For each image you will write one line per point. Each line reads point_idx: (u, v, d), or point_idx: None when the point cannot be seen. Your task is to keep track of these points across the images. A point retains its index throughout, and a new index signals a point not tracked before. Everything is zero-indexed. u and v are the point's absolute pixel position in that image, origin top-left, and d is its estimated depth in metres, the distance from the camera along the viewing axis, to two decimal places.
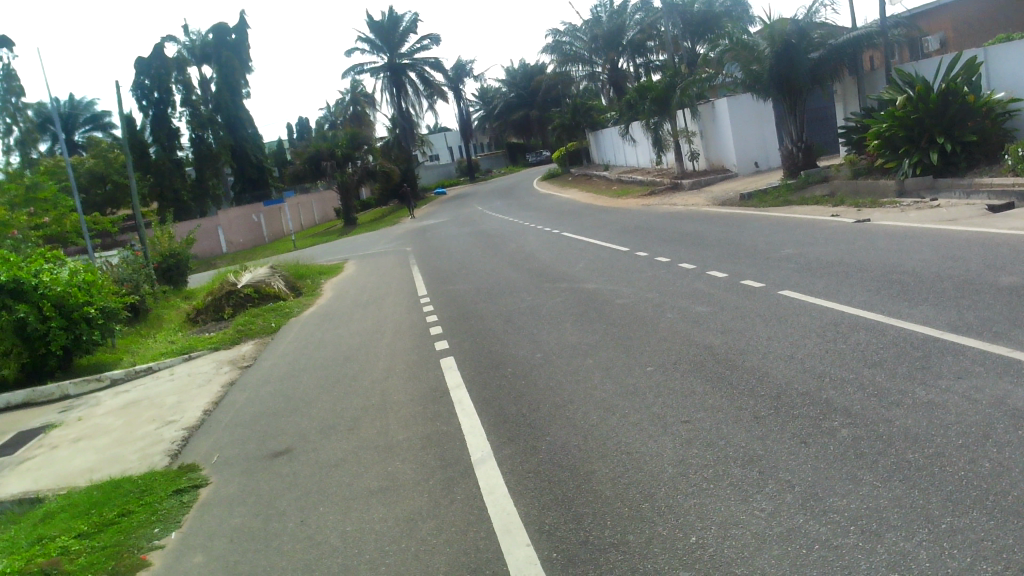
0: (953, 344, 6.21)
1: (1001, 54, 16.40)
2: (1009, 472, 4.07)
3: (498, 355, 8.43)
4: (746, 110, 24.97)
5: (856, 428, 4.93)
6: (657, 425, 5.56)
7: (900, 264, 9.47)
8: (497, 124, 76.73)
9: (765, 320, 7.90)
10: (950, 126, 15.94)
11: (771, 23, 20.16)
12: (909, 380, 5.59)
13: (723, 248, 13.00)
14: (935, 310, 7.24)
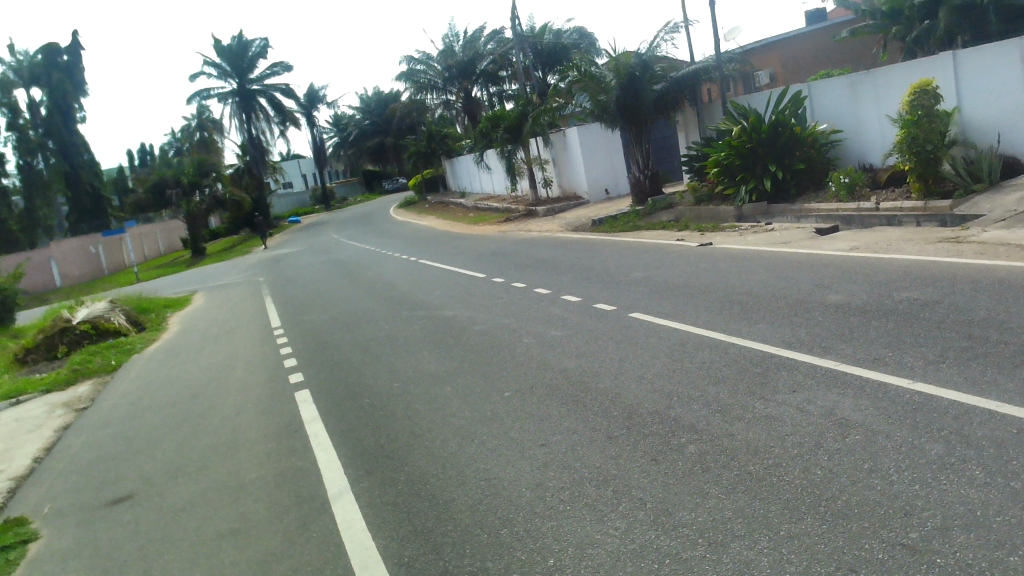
0: (788, 360, 6.60)
1: (822, 89, 17.75)
2: (839, 479, 4.35)
3: (354, 386, 8.28)
4: (595, 139, 25.81)
5: (702, 443, 5.15)
6: (515, 450, 5.61)
7: (740, 285, 10.02)
8: (352, 151, 75.96)
9: (616, 342, 8.14)
10: (781, 155, 17.08)
11: (616, 56, 20.93)
12: (749, 396, 5.90)
13: (576, 273, 13.36)
14: (772, 328, 7.70)
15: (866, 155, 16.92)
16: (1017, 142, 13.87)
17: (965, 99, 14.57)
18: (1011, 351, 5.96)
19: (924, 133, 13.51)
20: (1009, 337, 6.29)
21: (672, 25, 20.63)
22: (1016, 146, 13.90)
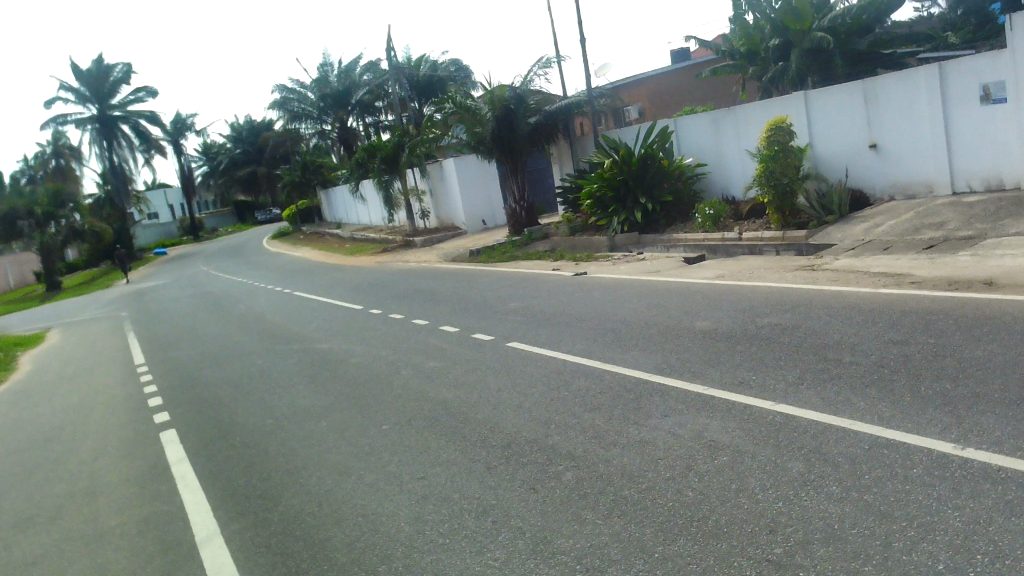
0: (660, 386, 6.81)
1: (687, 125, 18.58)
2: (709, 499, 4.51)
3: (225, 424, 7.96)
4: (472, 170, 26.03)
5: (579, 470, 5.22)
6: (393, 485, 5.53)
7: (614, 314, 10.28)
8: (222, 180, 73.67)
9: (494, 372, 8.18)
10: (650, 187, 17.73)
11: (491, 89, 21.25)
12: (624, 422, 6.03)
13: (454, 303, 13.36)
14: (645, 355, 7.93)
15: (729, 188, 17.80)
16: (863, 177, 14.93)
17: (816, 136, 15.59)
18: (861, 371, 6.36)
19: (780, 167, 14.31)
20: (860, 358, 6.71)
21: (544, 60, 21.14)
22: (862, 180, 14.97)
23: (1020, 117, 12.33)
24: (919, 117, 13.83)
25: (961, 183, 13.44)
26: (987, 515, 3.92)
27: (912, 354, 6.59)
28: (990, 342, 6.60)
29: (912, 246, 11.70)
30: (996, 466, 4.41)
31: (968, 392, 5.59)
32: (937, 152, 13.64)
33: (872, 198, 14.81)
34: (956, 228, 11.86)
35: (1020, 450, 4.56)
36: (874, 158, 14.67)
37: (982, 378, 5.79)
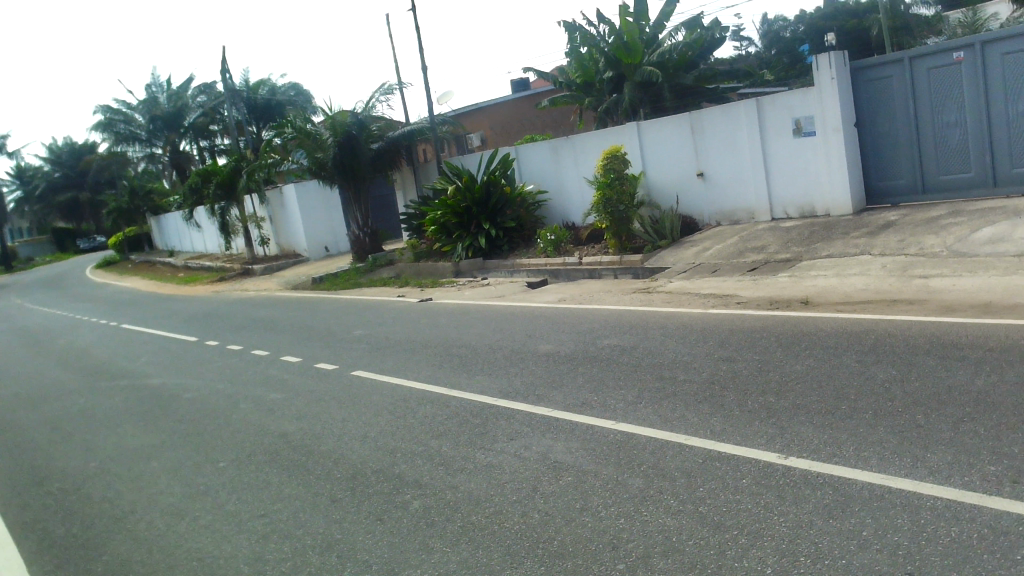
0: (505, 410, 6.86)
1: (528, 152, 19.01)
2: (554, 520, 4.59)
3: (41, 470, 7.33)
4: (313, 196, 25.50)
5: (426, 498, 5.17)
6: (231, 525, 5.27)
7: (459, 339, 10.31)
8: (38, 206, 68.50)
9: (338, 402, 7.99)
10: (493, 214, 17.99)
11: (332, 114, 20.93)
12: (470, 447, 6.03)
13: (297, 332, 12.98)
14: (490, 379, 7.98)
15: (569, 214, 18.35)
16: (691, 204, 15.80)
17: (648, 164, 16.37)
18: (695, 388, 6.68)
19: (616, 194, 14.86)
20: (692, 376, 7.05)
21: (386, 86, 21.08)
22: (691, 207, 15.83)
23: (827, 149, 13.43)
24: (739, 148, 14.79)
25: (778, 210, 14.46)
26: (809, 518, 4.20)
27: (739, 371, 6.97)
28: (808, 357, 7.11)
29: (737, 268, 12.46)
30: (815, 472, 4.74)
31: (789, 404, 5.98)
32: (757, 181, 14.63)
33: (701, 223, 15.69)
34: (775, 251, 12.73)
35: (835, 456, 4.93)
36: (702, 187, 15.56)
37: (802, 390, 6.22)
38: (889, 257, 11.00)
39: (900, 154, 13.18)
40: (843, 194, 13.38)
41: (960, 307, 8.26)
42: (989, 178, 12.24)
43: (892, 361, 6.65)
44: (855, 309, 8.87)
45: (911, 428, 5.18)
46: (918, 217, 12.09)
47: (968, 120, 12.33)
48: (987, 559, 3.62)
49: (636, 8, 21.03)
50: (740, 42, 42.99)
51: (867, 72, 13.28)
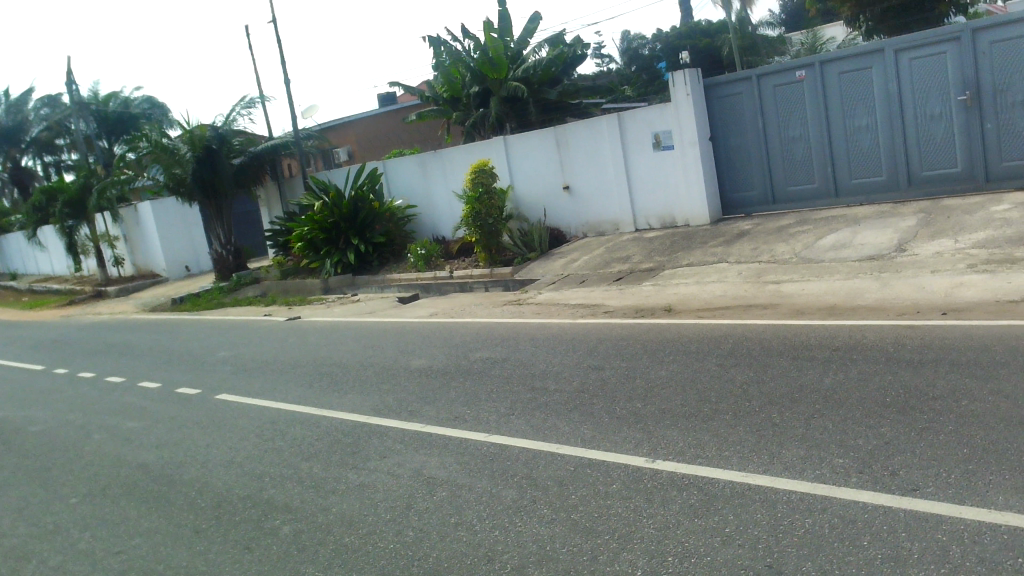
0: (377, 427, 6.77)
1: (395, 167, 18.90)
2: (429, 536, 4.56)
3: None
4: (170, 214, 24.43)
5: (296, 523, 5.02)
6: (85, 564, 4.95)
7: (329, 357, 10.08)
8: None
9: (201, 427, 7.65)
10: (361, 229, 17.74)
11: (190, 128, 19.99)
12: (342, 467, 5.92)
13: (156, 356, 12.36)
14: (361, 397, 7.85)
15: (439, 228, 18.36)
16: (559, 217, 16.12)
17: (516, 178, 16.59)
18: (565, 397, 6.80)
19: (485, 208, 14.96)
20: (563, 386, 7.17)
21: (247, 99, 20.44)
22: (558, 220, 16.15)
23: (685, 163, 14.01)
24: (603, 162, 15.21)
25: (641, 221, 14.95)
26: (676, 519, 4.34)
27: (607, 378, 7.15)
28: (671, 363, 7.37)
29: (604, 279, 12.80)
30: (681, 474, 4.91)
31: (654, 409, 6.18)
32: (620, 194, 15.08)
33: (568, 235, 16.03)
34: (640, 261, 13.16)
35: (699, 456, 5.12)
36: (568, 200, 15.91)
37: (666, 395, 6.43)
38: (744, 264, 11.57)
39: (751, 166, 13.90)
40: (700, 205, 13.98)
41: (809, 310, 8.77)
42: (831, 188, 13.07)
43: (749, 364, 6.97)
44: (713, 315, 9.28)
45: (767, 427, 5.45)
46: (769, 227, 12.78)
47: (811, 134, 13.13)
48: (838, 547, 3.85)
49: (499, 24, 21.26)
50: (602, 59, 44.27)
51: (719, 89, 13.94)
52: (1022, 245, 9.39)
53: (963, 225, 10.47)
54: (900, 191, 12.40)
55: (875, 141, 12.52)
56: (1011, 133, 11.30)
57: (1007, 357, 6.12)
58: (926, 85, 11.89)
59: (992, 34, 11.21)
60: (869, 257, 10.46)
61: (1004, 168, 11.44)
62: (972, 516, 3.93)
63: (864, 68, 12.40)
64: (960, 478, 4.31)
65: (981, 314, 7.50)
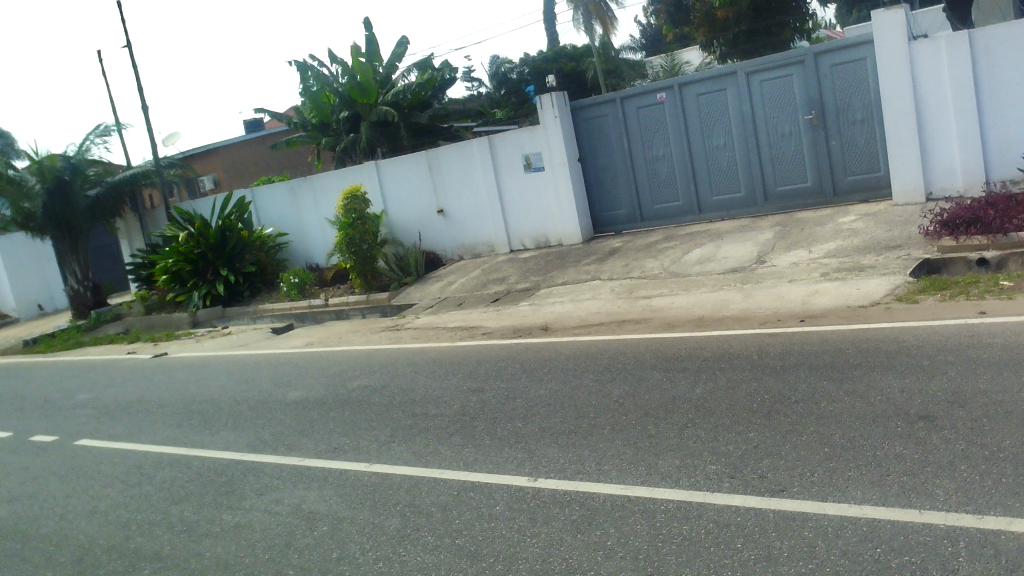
0: (253, 464, 6.53)
1: (264, 194, 18.46)
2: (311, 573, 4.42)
3: None
4: (19, 250, 22.94)
5: (169, 571, 4.77)
6: None
7: (199, 394, 9.66)
8: None
9: (59, 477, 7.17)
10: (230, 259, 17.16)
11: (38, 158, 18.77)
12: (216, 509, 5.67)
13: (7, 403, 11.51)
14: (234, 434, 7.56)
15: (311, 255, 18.02)
16: (434, 240, 16.11)
17: (388, 203, 16.49)
18: (446, 421, 6.76)
19: (359, 233, 14.77)
20: (444, 410, 7.12)
21: (102, 128, 19.49)
22: (433, 243, 16.15)
23: (555, 184, 14.29)
24: (475, 185, 15.33)
25: (515, 242, 15.13)
26: (559, 536, 4.38)
27: (488, 400, 7.16)
28: (550, 381, 7.46)
29: (481, 300, 12.86)
30: (562, 490, 4.97)
31: (534, 427, 6.23)
32: (494, 216, 15.23)
33: (444, 259, 16.05)
34: (515, 281, 13.30)
35: (579, 472, 5.19)
36: (442, 223, 15.93)
37: (546, 413, 6.51)
38: (616, 281, 11.89)
39: (619, 186, 14.34)
40: (572, 225, 14.28)
41: (679, 323, 9.09)
42: (695, 205, 13.63)
43: (625, 378, 7.15)
44: (588, 332, 9.48)
45: (644, 438, 5.60)
46: (638, 243, 13.20)
47: (673, 154, 13.65)
48: (713, 551, 3.98)
49: (366, 48, 21.11)
50: (471, 83, 44.70)
51: (585, 111, 14.33)
52: (869, 253, 10.05)
53: (815, 236, 11.11)
54: (757, 206, 13.05)
55: (733, 160, 13.13)
56: (852, 149, 12.06)
57: (859, 358, 6.53)
58: (775, 105, 12.56)
59: (831, 58, 11.95)
60: (732, 269, 10.95)
61: (848, 182, 12.19)
62: (834, 511, 4.15)
63: (718, 90, 13.00)
64: (822, 477, 4.55)
65: (835, 319, 7.97)
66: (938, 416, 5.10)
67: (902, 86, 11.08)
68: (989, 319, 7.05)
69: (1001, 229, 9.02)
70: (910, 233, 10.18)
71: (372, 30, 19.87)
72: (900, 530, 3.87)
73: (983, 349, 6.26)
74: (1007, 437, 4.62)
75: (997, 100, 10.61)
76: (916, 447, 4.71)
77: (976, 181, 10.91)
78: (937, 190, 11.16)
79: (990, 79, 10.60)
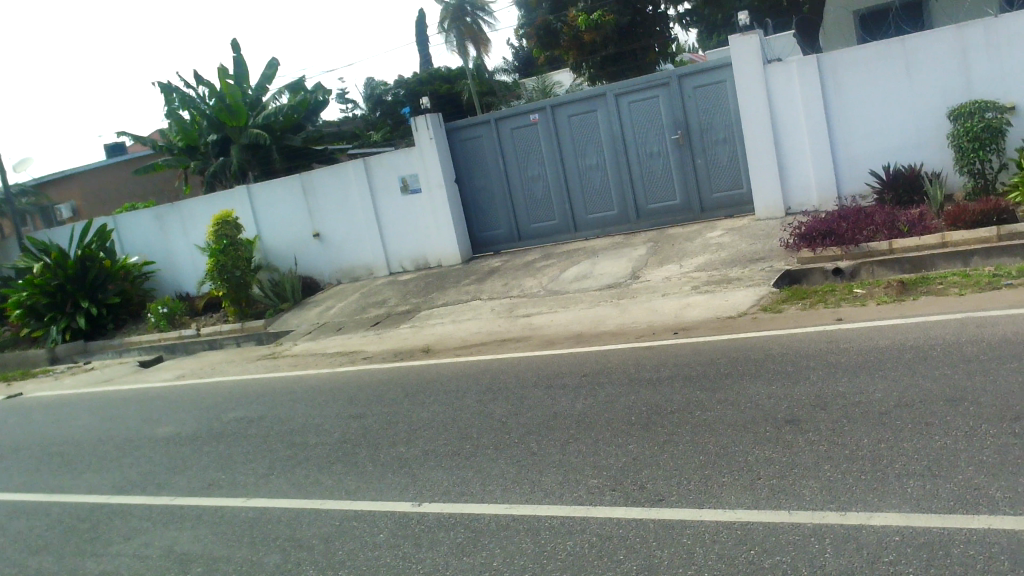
0: (120, 507, 6.18)
1: (127, 221, 17.73)
2: None
3: None
4: None
5: None
6: None
7: (57, 436, 9.06)
8: None
9: None
10: (91, 290, 16.20)
11: None
12: (79, 557, 5.33)
13: None
14: (99, 475, 7.14)
15: (180, 284, 17.35)
16: (310, 265, 15.78)
17: (261, 228, 16.08)
18: (327, 449, 6.61)
19: (231, 260, 14.29)
20: (324, 438, 6.96)
21: None
22: (310, 268, 15.82)
23: (433, 206, 14.29)
24: (351, 207, 15.14)
25: (394, 264, 15.00)
26: (445, 560, 4.35)
27: (370, 426, 7.04)
28: (433, 404, 7.40)
29: (360, 324, 12.68)
30: (447, 514, 4.93)
31: (418, 451, 6.17)
32: (371, 239, 15.06)
33: (322, 283, 15.74)
34: (395, 304, 13.20)
35: (463, 495, 5.17)
36: (319, 247, 15.63)
37: (429, 436, 6.44)
38: (496, 300, 11.97)
39: (496, 206, 14.47)
40: (451, 246, 14.31)
41: (558, 340, 9.23)
42: (570, 223, 13.90)
43: (507, 397, 7.18)
44: (470, 352, 9.48)
45: (527, 456, 5.64)
46: (516, 262, 13.34)
47: (547, 173, 13.90)
48: (597, 565, 4.03)
49: (234, 70, 20.55)
50: (346, 105, 44.24)
51: (460, 133, 14.41)
52: (735, 266, 10.50)
53: (685, 251, 11.53)
54: (630, 223, 13.43)
55: (605, 179, 13.47)
56: (717, 167, 12.59)
57: (729, 368, 6.80)
58: (643, 126, 12.98)
59: (694, 80, 12.47)
60: (608, 285, 11.22)
61: (714, 198, 12.72)
62: (710, 517, 4.29)
63: (589, 112, 13.33)
64: (697, 485, 4.69)
65: (706, 330, 8.29)
66: (802, 420, 5.37)
67: (759, 107, 11.68)
68: (845, 325, 7.49)
69: (853, 239, 9.62)
70: (772, 246, 10.72)
71: (240, 52, 19.37)
72: (771, 531, 4.03)
73: (841, 353, 6.64)
74: (865, 436, 4.91)
75: (845, 120, 11.32)
76: (783, 450, 4.93)
77: (829, 196, 11.58)
78: (795, 205, 11.80)
79: (838, 101, 11.30)
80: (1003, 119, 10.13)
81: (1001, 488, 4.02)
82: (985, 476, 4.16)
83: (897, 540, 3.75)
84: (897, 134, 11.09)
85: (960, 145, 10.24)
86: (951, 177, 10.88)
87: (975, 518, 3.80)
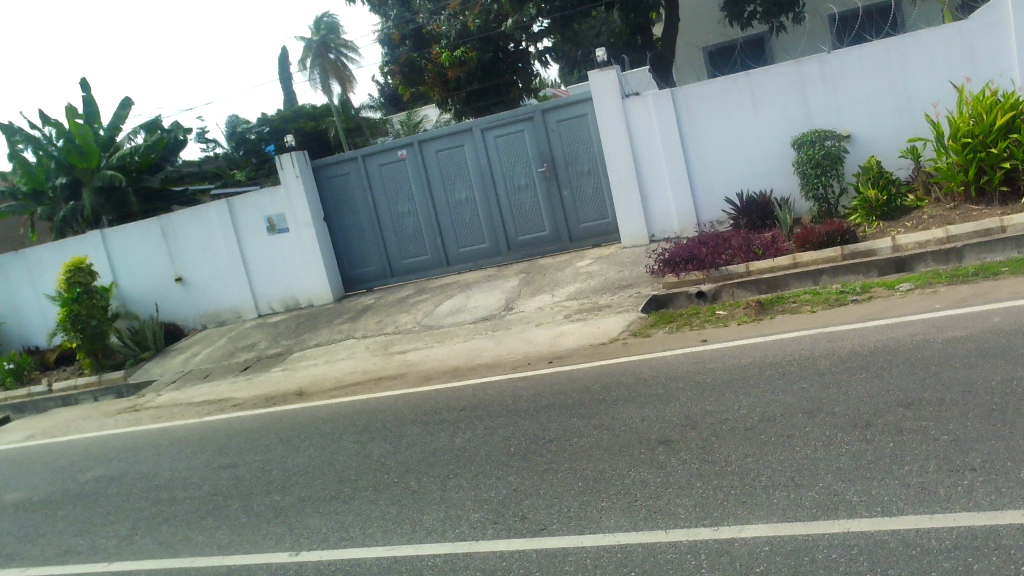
0: None
1: None
2: None
3: None
4: None
5: None
6: None
7: None
8: None
9: None
10: None
11: None
12: None
13: None
14: None
15: (28, 336, 16.27)
16: (173, 311, 15.13)
17: (118, 273, 15.33)
18: (196, 504, 6.31)
19: (86, 308, 13.52)
20: (192, 491, 6.64)
21: None
22: (173, 314, 15.16)
23: (301, 245, 14.00)
24: (214, 249, 14.63)
25: (263, 306, 14.56)
26: None
27: (243, 475, 6.77)
28: (309, 448, 7.20)
29: (228, 370, 12.22)
30: (326, 561, 4.77)
31: (295, 498, 5.98)
32: (237, 281, 14.58)
33: (186, 329, 15.09)
34: (265, 347, 12.81)
35: (343, 540, 5.03)
36: (182, 291, 15.00)
37: (306, 481, 6.27)
38: (371, 338, 11.81)
39: (367, 243, 14.34)
40: (322, 285, 14.05)
41: (435, 375, 9.20)
42: (443, 258, 13.93)
43: (384, 436, 7.06)
44: (345, 393, 9.29)
45: (408, 495, 5.56)
46: (389, 299, 13.23)
47: (417, 209, 13.90)
48: None
49: (85, 109, 19.58)
50: (206, 144, 42.92)
51: (327, 170, 14.23)
52: (604, 293, 10.79)
53: (556, 281, 11.76)
54: (501, 255, 13.58)
55: (475, 213, 13.59)
56: (583, 199, 12.92)
57: (602, 394, 6.94)
58: (510, 160, 13.18)
59: (556, 114, 12.78)
60: (482, 318, 11.28)
61: (582, 229, 13.03)
62: (590, 542, 4.34)
63: (455, 147, 13.43)
64: (577, 511, 4.75)
65: (580, 358, 8.46)
66: (674, 440, 5.54)
67: (619, 139, 12.12)
68: (711, 346, 7.80)
69: (713, 263, 10.07)
70: (638, 273, 11.08)
71: (90, 91, 18.49)
72: (650, 551, 4.12)
73: (707, 373, 6.93)
74: (733, 452, 5.11)
75: (700, 150, 11.88)
76: (658, 470, 5.08)
77: (689, 223, 12.10)
78: (658, 232, 12.26)
79: (693, 132, 11.86)
80: (841, 146, 10.91)
81: (858, 492, 4.26)
82: (843, 482, 4.40)
83: (767, 549, 3.90)
84: (748, 163, 11.72)
85: (804, 172, 10.93)
86: (798, 202, 11.58)
87: (836, 522, 4.01)
